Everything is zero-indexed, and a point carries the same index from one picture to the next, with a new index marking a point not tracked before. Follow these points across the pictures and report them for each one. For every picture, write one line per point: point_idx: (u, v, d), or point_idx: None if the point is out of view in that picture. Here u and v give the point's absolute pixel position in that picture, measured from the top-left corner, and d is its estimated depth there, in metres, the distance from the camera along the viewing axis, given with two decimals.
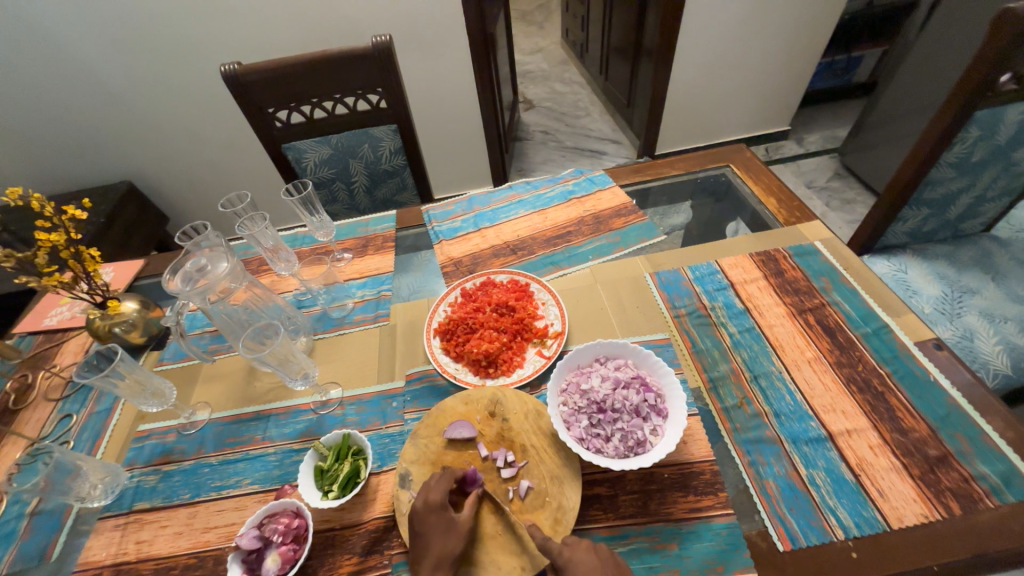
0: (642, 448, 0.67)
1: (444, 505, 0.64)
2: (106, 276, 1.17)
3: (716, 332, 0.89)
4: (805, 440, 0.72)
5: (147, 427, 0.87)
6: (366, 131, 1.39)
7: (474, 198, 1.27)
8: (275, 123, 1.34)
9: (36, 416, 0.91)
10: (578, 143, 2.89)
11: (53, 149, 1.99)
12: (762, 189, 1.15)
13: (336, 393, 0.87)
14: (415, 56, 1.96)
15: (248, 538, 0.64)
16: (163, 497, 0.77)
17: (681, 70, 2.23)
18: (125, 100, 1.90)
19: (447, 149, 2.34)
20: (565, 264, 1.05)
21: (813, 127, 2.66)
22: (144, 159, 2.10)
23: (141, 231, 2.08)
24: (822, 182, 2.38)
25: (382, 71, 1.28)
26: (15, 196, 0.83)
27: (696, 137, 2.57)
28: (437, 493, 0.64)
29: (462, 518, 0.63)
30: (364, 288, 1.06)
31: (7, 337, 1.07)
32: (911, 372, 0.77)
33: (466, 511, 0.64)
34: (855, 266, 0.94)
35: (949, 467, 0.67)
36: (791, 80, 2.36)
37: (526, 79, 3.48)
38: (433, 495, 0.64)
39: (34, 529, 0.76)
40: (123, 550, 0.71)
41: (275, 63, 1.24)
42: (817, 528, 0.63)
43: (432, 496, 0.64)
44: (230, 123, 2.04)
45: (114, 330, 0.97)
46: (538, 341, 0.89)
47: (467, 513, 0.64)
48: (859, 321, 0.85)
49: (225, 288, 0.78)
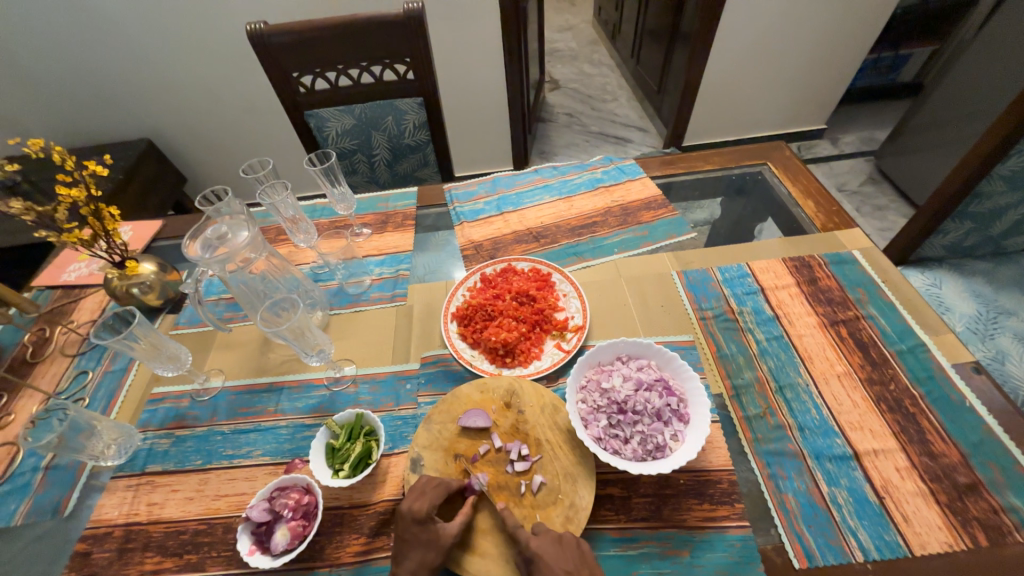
0: (661, 452, 0.66)
1: (432, 514, 0.61)
2: (124, 235, 1.16)
3: (743, 337, 0.86)
4: (829, 456, 0.70)
5: (162, 390, 0.87)
6: (391, 103, 1.34)
7: (498, 179, 1.23)
8: (299, 89, 1.31)
9: (52, 371, 0.92)
10: (604, 128, 2.80)
11: (74, 101, 1.97)
12: (800, 191, 1.10)
13: (351, 370, 0.86)
14: (444, 26, 1.89)
15: (258, 510, 0.64)
16: (176, 461, 0.77)
17: (718, 58, 2.13)
18: (147, 55, 1.86)
19: (469, 127, 2.28)
20: (589, 255, 1.02)
21: (850, 127, 2.55)
22: (165, 117, 2.07)
23: (158, 190, 2.07)
24: (854, 186, 2.29)
25: (411, 40, 1.23)
26: (37, 148, 0.82)
27: (726, 130, 2.48)
28: (424, 504, 0.62)
29: (449, 532, 0.61)
30: (382, 266, 1.04)
31: (26, 290, 1.08)
32: (945, 395, 0.74)
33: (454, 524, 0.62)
34: (893, 279, 0.90)
35: (978, 496, 0.64)
36: (834, 76, 2.25)
37: (553, 58, 3.37)
38: (420, 505, 0.62)
39: (49, 482, 0.77)
40: (135, 510, 0.72)
41: (302, 25, 1.19)
42: (836, 548, 0.62)
43: (418, 506, 0.61)
44: (251, 85, 2.00)
45: (131, 291, 0.97)
46: (557, 334, 0.87)
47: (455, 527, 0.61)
48: (894, 338, 0.82)
49: (245, 258, 0.76)
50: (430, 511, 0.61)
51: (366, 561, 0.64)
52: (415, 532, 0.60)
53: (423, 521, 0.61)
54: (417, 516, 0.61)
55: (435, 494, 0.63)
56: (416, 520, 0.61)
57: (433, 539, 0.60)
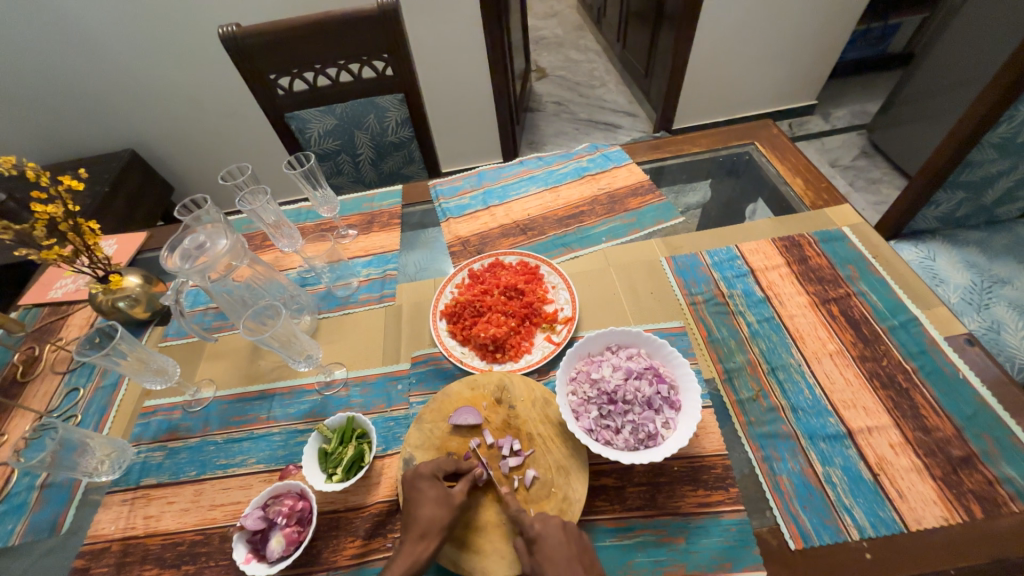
0: (653, 441, 0.65)
1: (439, 477, 0.64)
2: (109, 249, 1.15)
3: (733, 321, 0.85)
4: (822, 436, 0.69)
5: (153, 403, 0.87)
6: (372, 101, 1.33)
7: (484, 172, 1.22)
8: (277, 91, 1.28)
9: (43, 389, 0.91)
10: (592, 115, 2.77)
11: (55, 115, 1.95)
12: (788, 169, 1.09)
13: (341, 374, 0.85)
14: (424, 20, 1.86)
15: (252, 518, 0.64)
16: (170, 473, 0.77)
17: (705, 37, 2.10)
18: (124, 65, 1.84)
19: (455, 121, 2.25)
20: (577, 246, 1.01)
21: (841, 101, 2.52)
22: (147, 126, 2.05)
23: (146, 201, 2.06)
24: (847, 161, 2.27)
25: (388, 35, 1.21)
26: (10, 166, 0.80)
27: (716, 111, 2.45)
28: (431, 466, 0.65)
29: (456, 492, 0.63)
30: (369, 267, 1.03)
31: (14, 309, 1.07)
32: (939, 368, 0.74)
33: (460, 487, 0.64)
34: (884, 254, 0.89)
35: (972, 469, 0.64)
36: (823, 49, 2.21)
37: (539, 46, 3.32)
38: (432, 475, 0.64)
39: (45, 500, 0.77)
40: (131, 524, 0.72)
41: (275, 24, 1.17)
42: (831, 527, 0.61)
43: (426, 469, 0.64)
44: (233, 90, 1.98)
45: (117, 305, 0.96)
46: (547, 326, 0.87)
47: (461, 488, 0.63)
48: (886, 314, 0.81)
49: (228, 265, 0.76)
50: (437, 473, 0.64)
51: (362, 563, 0.65)
52: (424, 504, 0.61)
53: (431, 480, 0.64)
54: (424, 477, 0.64)
55: (444, 461, 0.66)
56: (427, 480, 0.63)
57: (444, 501, 0.62)
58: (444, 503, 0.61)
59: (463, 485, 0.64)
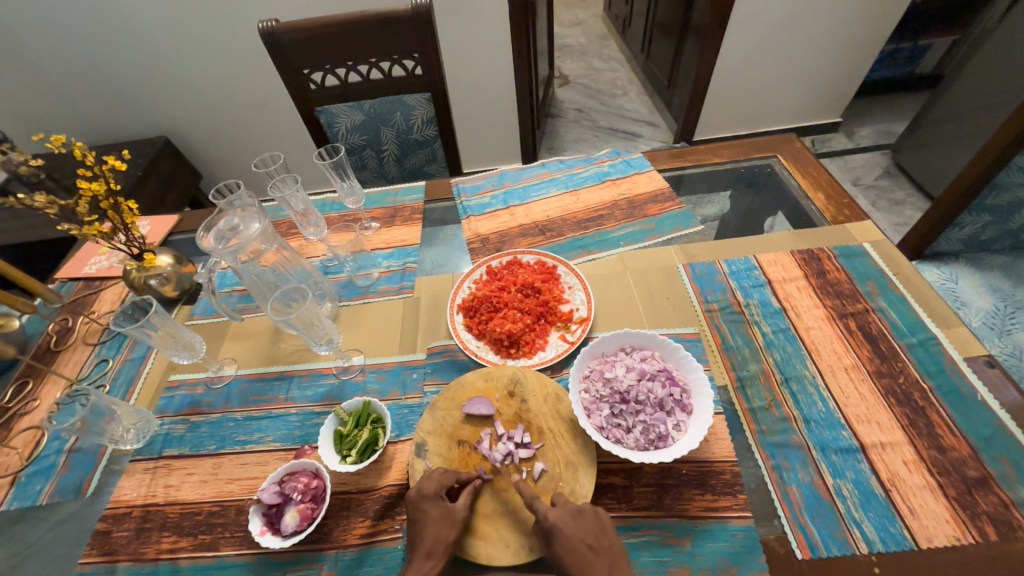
0: (663, 442, 0.66)
1: (442, 494, 0.64)
2: (141, 229, 1.20)
3: (749, 330, 0.85)
4: (834, 449, 0.69)
5: (177, 378, 0.90)
6: (399, 99, 1.36)
7: (506, 173, 1.24)
8: (310, 85, 1.33)
9: (75, 358, 0.96)
10: (613, 123, 2.79)
11: (95, 100, 2.03)
12: (811, 182, 1.08)
13: (358, 360, 0.88)
14: (455, 24, 1.90)
15: (269, 493, 0.66)
16: (191, 446, 0.80)
17: (731, 49, 2.09)
18: (163, 55, 1.90)
19: (479, 123, 2.29)
20: (594, 248, 1.02)
21: (866, 120, 2.50)
22: (180, 115, 2.12)
23: (175, 187, 2.13)
24: (870, 180, 2.24)
25: (420, 36, 1.24)
26: (59, 143, 0.84)
27: (738, 124, 2.44)
28: (433, 484, 0.64)
29: (459, 506, 0.63)
30: (390, 259, 1.05)
31: (50, 281, 1.12)
32: (957, 388, 0.73)
33: (462, 501, 0.63)
34: (905, 272, 0.89)
35: (988, 491, 0.63)
36: (851, 65, 2.19)
37: (562, 53, 3.35)
38: (428, 486, 0.64)
39: (71, 464, 0.80)
40: (152, 492, 0.75)
41: (312, 21, 1.21)
42: (840, 539, 0.61)
43: (427, 485, 0.63)
44: (265, 83, 2.04)
45: (148, 283, 1.00)
46: (562, 325, 0.88)
47: (464, 502, 0.63)
48: (904, 331, 0.81)
49: (256, 250, 0.78)
50: (439, 491, 0.63)
51: (372, 542, 0.66)
52: (431, 501, 0.62)
53: (431, 481, 0.64)
54: (428, 497, 0.63)
55: (441, 476, 0.65)
56: (425, 495, 0.62)
57: (450, 511, 0.62)
58: (449, 507, 0.62)
59: (464, 497, 0.64)
